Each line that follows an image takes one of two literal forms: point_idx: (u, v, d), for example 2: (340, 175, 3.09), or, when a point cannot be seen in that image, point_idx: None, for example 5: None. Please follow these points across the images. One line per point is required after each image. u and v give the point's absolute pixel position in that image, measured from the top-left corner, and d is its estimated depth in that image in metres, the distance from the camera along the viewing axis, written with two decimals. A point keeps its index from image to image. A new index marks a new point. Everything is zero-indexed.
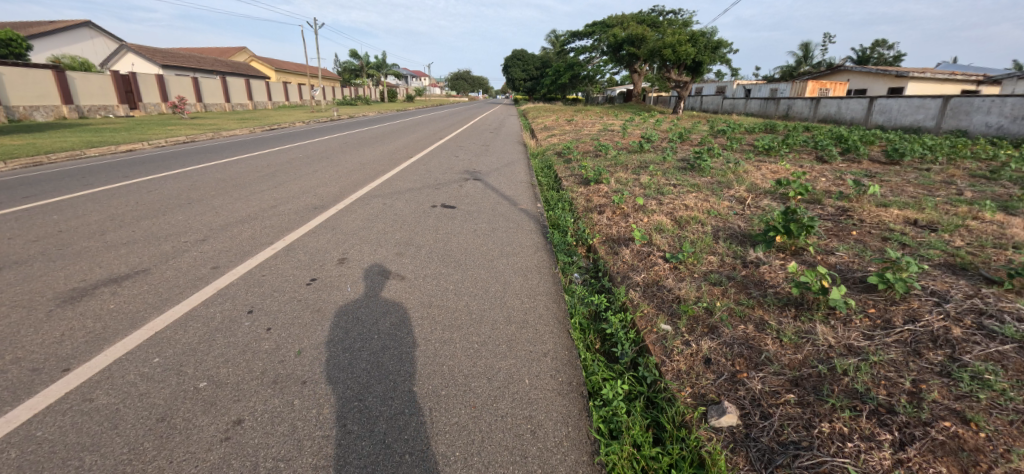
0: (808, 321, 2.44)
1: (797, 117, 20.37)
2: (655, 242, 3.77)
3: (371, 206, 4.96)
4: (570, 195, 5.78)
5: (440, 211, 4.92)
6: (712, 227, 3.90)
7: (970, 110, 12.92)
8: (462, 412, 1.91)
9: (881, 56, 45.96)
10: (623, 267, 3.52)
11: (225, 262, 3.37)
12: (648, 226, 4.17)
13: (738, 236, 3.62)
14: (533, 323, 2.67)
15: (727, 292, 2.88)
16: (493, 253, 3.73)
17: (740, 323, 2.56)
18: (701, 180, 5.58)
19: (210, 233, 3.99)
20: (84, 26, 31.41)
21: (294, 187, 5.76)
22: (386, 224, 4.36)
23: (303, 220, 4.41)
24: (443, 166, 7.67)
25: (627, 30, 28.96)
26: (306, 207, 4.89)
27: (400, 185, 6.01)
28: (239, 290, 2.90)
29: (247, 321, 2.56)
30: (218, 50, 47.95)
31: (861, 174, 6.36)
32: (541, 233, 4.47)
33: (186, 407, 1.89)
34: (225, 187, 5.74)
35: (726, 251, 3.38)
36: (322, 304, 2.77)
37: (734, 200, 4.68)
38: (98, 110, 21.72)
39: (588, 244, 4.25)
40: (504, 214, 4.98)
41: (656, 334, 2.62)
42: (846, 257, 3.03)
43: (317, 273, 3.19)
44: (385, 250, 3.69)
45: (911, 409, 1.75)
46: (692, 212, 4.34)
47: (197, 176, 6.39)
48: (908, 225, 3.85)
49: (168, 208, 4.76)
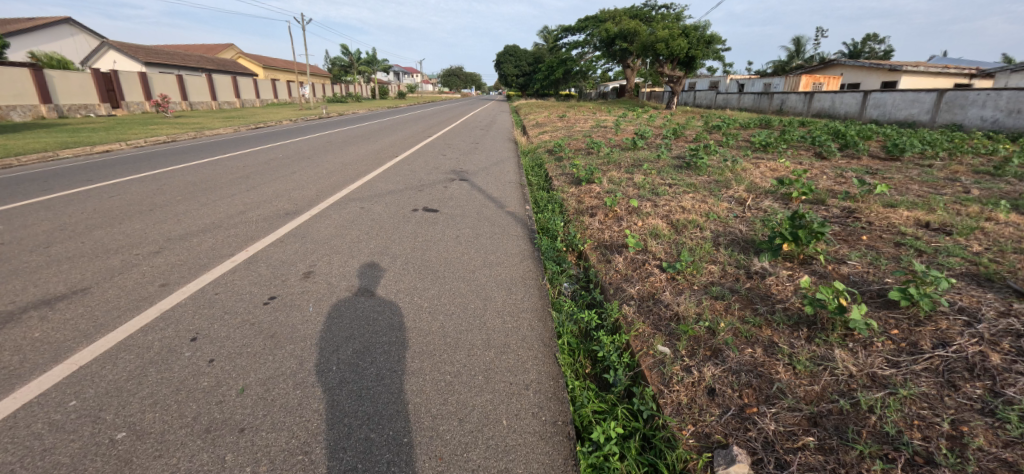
0: (823, 345, 2.17)
1: (791, 111, 20.21)
2: (650, 249, 3.49)
3: (347, 211, 4.64)
4: (561, 196, 5.48)
5: (421, 216, 4.60)
6: (712, 232, 3.62)
7: (965, 103, 12.80)
8: (427, 465, 1.60)
9: (873, 50, 46.05)
10: (616, 277, 3.24)
11: (176, 279, 3.02)
12: (642, 230, 3.88)
13: (740, 242, 3.35)
14: (515, 348, 2.37)
15: (730, 308, 2.60)
16: (475, 263, 3.43)
17: (746, 345, 2.29)
18: (698, 180, 5.31)
19: (166, 244, 3.65)
20: (66, 23, 30.59)
21: (267, 190, 5.41)
22: (361, 231, 4.05)
23: (271, 227, 4.07)
24: (428, 166, 7.34)
25: (620, 25, 28.61)
26: (277, 213, 4.56)
27: (382, 187, 5.69)
28: (186, 314, 2.57)
29: (189, 351, 2.24)
30: (206, 47, 46.96)
31: (862, 171, 6.14)
32: (528, 238, 4.17)
33: (94, 467, 1.55)
34: (194, 191, 5.38)
35: (728, 260, 3.10)
36: (277, 329, 2.45)
37: (733, 201, 4.41)
38: (78, 110, 21.06)
39: (579, 250, 3.96)
40: (489, 217, 4.68)
41: (653, 358, 2.34)
42: (860, 267, 2.77)
43: (277, 290, 2.86)
44: (357, 261, 3.38)
45: (953, 459, 1.48)
46: (690, 214, 4.05)
47: (165, 179, 6.00)
48: (920, 228, 3.60)
49: (126, 216, 4.40)
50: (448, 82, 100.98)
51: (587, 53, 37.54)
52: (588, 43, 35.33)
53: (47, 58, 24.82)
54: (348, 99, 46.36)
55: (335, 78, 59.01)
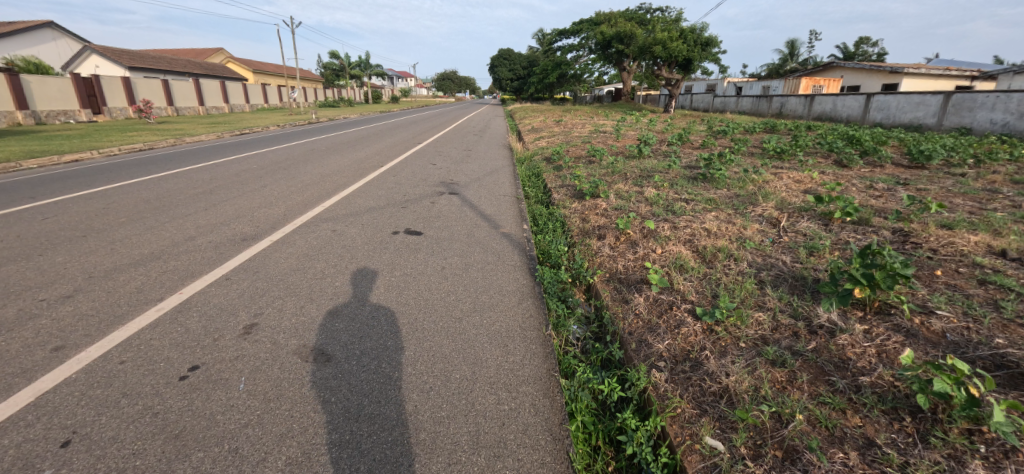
0: (947, 451, 1.54)
1: (792, 114, 19.83)
2: (676, 288, 2.85)
3: (316, 234, 3.98)
4: (562, 213, 4.86)
5: (401, 241, 3.94)
6: (751, 264, 3.00)
7: (973, 106, 12.34)
8: None
9: (866, 54, 46.12)
10: (638, 325, 2.63)
11: (77, 340, 2.34)
12: (664, 259, 3.26)
13: (787, 278, 2.74)
14: (515, 449, 1.71)
15: (796, 381, 1.99)
16: (461, 306, 2.78)
17: (834, 446, 1.64)
18: (718, 194, 4.70)
19: (85, 284, 2.97)
20: (48, 27, 29.73)
21: (228, 209, 4.73)
22: (327, 263, 3.38)
23: (219, 259, 3.40)
24: (415, 177, 6.72)
25: (616, 26, 28.10)
26: (234, 237, 3.90)
27: (360, 204, 5.03)
28: (67, 400, 1.88)
29: (49, 467, 1.55)
30: (195, 51, 45.99)
31: (892, 182, 5.58)
32: (528, 267, 3.52)
33: None
34: (142, 210, 4.69)
35: (779, 305, 2.48)
36: (187, 423, 1.77)
37: (764, 222, 3.81)
38: (56, 115, 20.19)
39: (587, 284, 3.33)
40: (481, 241, 4.03)
41: (701, 459, 1.68)
42: (956, 321, 2.15)
43: (203, 356, 2.19)
44: (315, 306, 2.71)
45: None
46: (719, 239, 3.43)
47: (117, 195, 5.31)
48: (998, 257, 3.00)
49: (50, 245, 3.70)
50: (442, 85, 100.31)
51: (582, 56, 37.15)
52: (584, 45, 34.92)
53: (23, 61, 23.81)
54: (341, 104, 45.60)
55: (327, 83, 58.25)
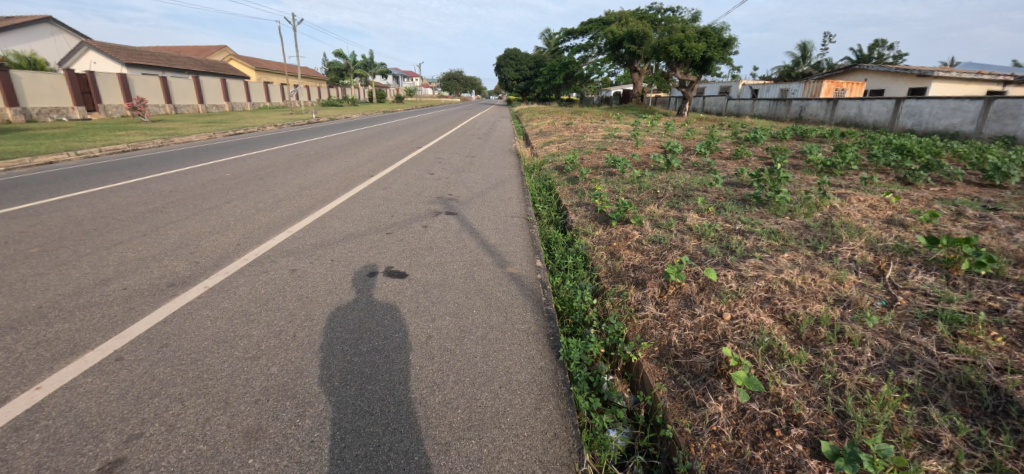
0: None
1: (812, 119, 18.80)
2: (774, 392, 1.90)
3: (270, 276, 3.07)
4: (583, 243, 3.93)
5: (378, 286, 3.03)
6: (876, 353, 2.05)
7: (1017, 113, 11.17)
8: None
9: (882, 55, 44.66)
10: (723, 460, 1.66)
11: None
12: (739, 334, 2.32)
13: (948, 387, 1.81)
14: None
15: None
16: (451, 418, 1.84)
17: None
18: (780, 224, 3.76)
19: None
20: (46, 22, 29.11)
21: (172, 235, 3.83)
22: (269, 328, 2.45)
23: (124, 320, 2.47)
24: (408, 191, 5.82)
25: (628, 26, 27.16)
26: (161, 279, 2.99)
27: (336, 229, 4.12)
28: None
29: None
30: (199, 48, 45.19)
31: (979, 207, 4.61)
32: (548, 333, 2.59)
33: None
34: (61, 237, 3.77)
35: (963, 448, 1.53)
36: None
37: (860, 272, 2.86)
38: (49, 113, 19.39)
39: (627, 362, 2.40)
40: (484, 288, 3.11)
41: None
42: None
43: None
44: (231, 420, 1.76)
45: None
46: (812, 302, 2.49)
47: (48, 214, 4.41)
48: None
49: None
50: (447, 85, 99.74)
51: (591, 57, 36.18)
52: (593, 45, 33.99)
53: (17, 57, 23.10)
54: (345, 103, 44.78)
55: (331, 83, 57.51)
